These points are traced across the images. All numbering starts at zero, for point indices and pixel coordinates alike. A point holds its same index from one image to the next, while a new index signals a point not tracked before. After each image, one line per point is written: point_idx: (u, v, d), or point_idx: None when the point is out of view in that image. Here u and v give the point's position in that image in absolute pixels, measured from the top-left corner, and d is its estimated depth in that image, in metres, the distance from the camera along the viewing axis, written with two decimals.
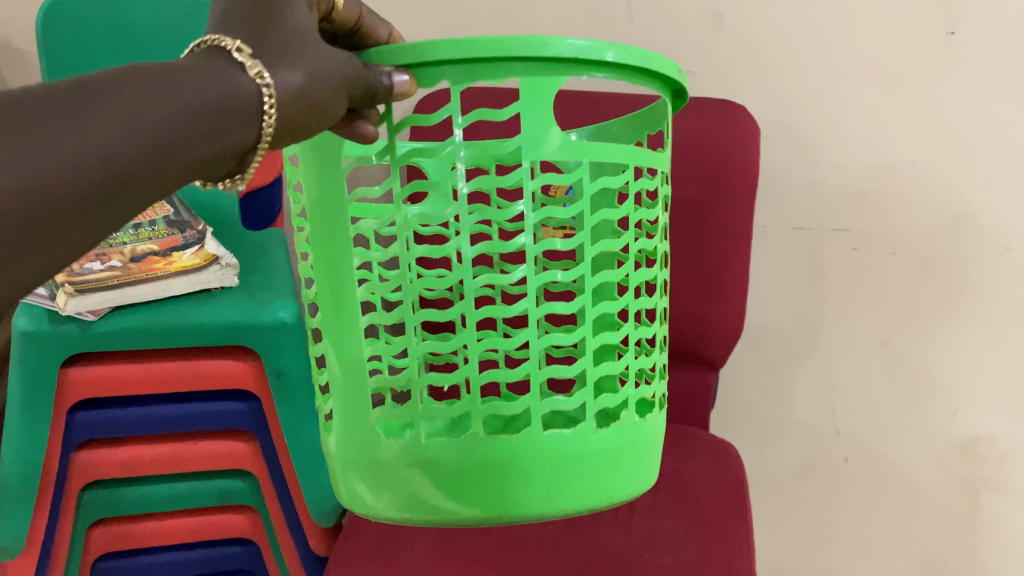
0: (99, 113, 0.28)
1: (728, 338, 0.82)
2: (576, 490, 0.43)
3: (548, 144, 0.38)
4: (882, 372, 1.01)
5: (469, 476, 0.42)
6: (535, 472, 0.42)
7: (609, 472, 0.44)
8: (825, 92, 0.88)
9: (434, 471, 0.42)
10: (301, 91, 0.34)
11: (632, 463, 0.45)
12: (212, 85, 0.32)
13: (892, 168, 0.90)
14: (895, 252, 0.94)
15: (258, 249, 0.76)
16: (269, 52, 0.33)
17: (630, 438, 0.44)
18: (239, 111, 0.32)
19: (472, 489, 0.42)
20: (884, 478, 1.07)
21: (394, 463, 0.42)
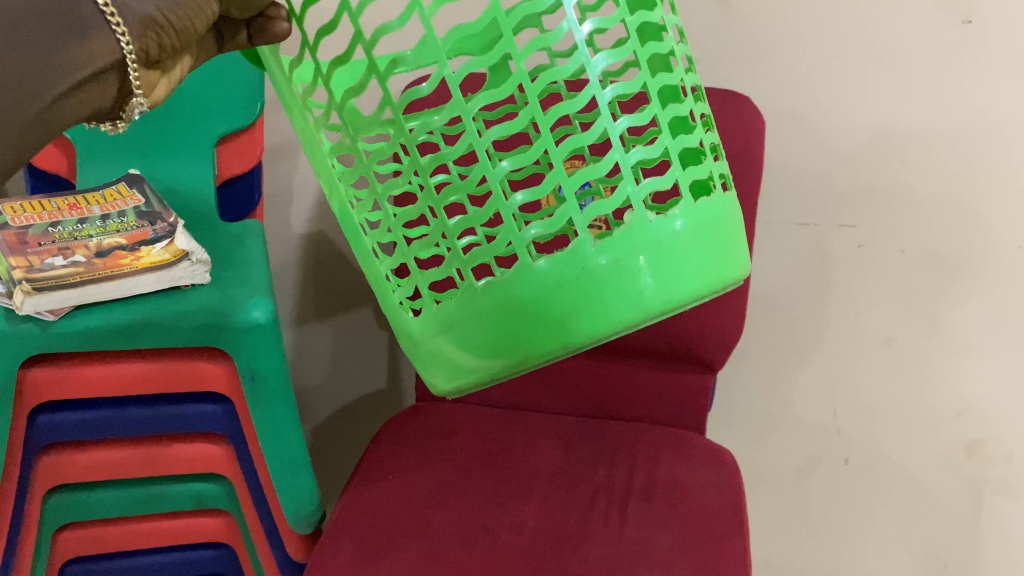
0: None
1: (728, 339, 0.79)
2: (598, 313, 0.35)
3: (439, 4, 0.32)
4: (886, 372, 0.98)
5: (481, 320, 0.37)
6: (544, 306, 0.35)
7: (641, 285, 0.35)
8: (834, 81, 0.83)
9: (455, 332, 0.38)
10: (140, 2, 0.38)
11: (686, 256, 0.36)
12: (67, 20, 0.37)
13: (903, 162, 0.86)
14: (903, 249, 0.90)
15: (233, 242, 0.71)
16: None
17: (657, 245, 0.35)
18: (83, 25, 0.37)
19: (490, 336, 0.37)
20: (886, 479, 1.04)
21: (425, 331, 0.40)
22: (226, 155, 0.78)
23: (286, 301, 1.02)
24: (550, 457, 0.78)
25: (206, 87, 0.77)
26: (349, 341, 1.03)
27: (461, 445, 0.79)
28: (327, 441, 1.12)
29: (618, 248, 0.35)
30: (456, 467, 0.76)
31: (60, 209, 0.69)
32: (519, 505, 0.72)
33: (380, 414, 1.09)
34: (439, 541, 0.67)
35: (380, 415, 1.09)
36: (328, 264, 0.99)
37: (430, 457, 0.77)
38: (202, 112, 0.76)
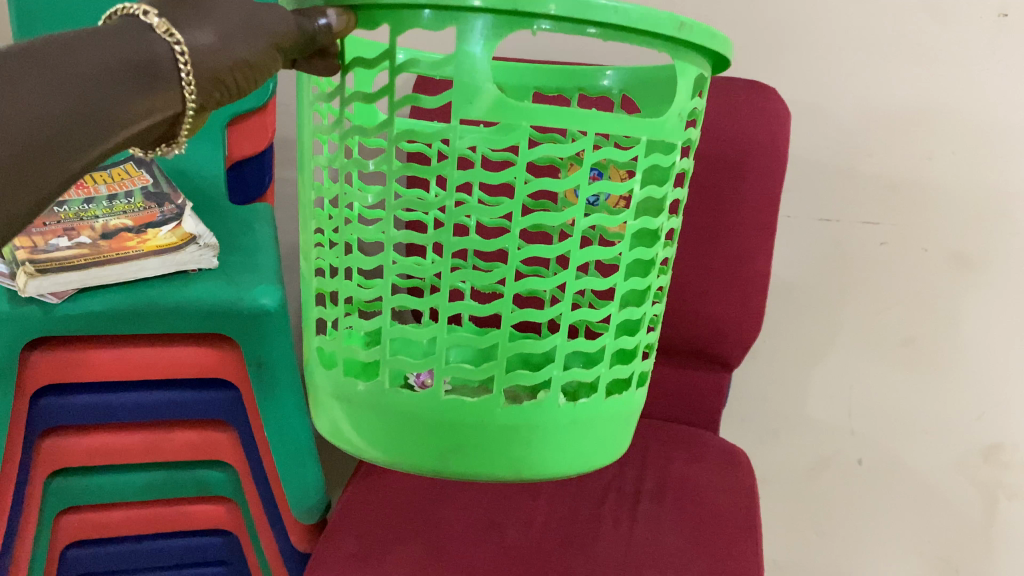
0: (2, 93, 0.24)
1: (745, 337, 0.77)
2: (469, 456, 0.39)
3: (480, 107, 0.33)
4: (904, 372, 0.96)
5: (376, 415, 0.39)
6: (434, 433, 0.38)
7: (514, 448, 0.39)
8: (861, 74, 0.81)
9: (349, 410, 0.40)
10: (214, 56, 0.30)
11: (563, 434, 0.40)
12: (127, 74, 0.28)
13: (931, 159, 0.83)
14: (927, 248, 0.88)
15: (242, 227, 0.70)
16: (181, 13, 0.30)
17: (545, 420, 0.39)
18: (153, 73, 0.29)
19: (378, 429, 0.39)
20: (899, 481, 1.02)
21: (323, 387, 0.41)
22: (236, 136, 0.76)
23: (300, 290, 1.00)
24: None
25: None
26: None
27: None
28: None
29: (519, 415, 0.38)
30: None
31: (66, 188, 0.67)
32: (527, 502, 0.70)
33: None
34: (445, 537, 0.66)
35: None
36: None
37: None
38: None
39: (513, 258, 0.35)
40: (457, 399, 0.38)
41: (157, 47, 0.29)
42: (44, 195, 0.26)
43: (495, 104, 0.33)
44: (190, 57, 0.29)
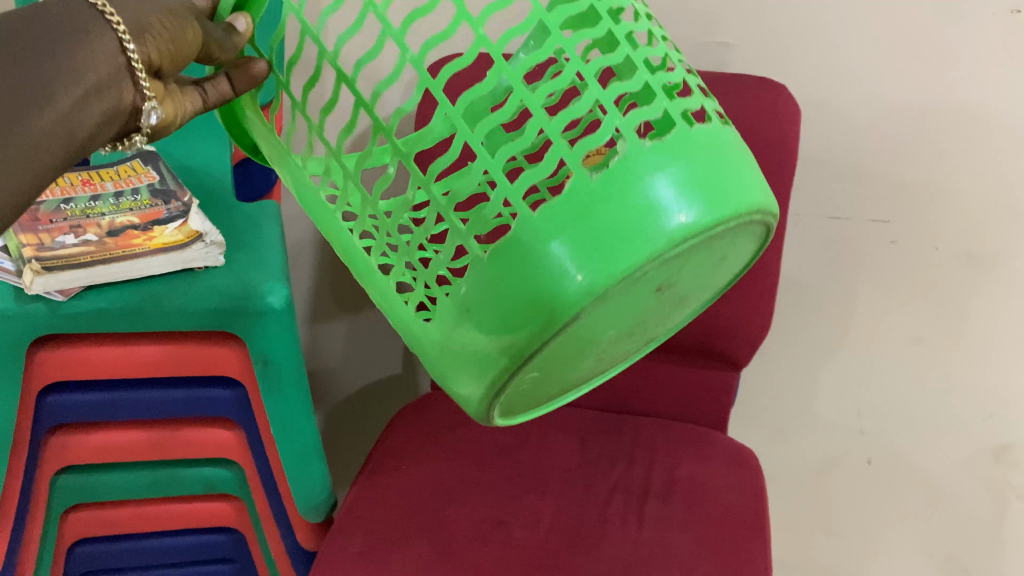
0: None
1: (753, 336, 0.76)
2: (602, 256, 0.29)
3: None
4: (915, 371, 0.95)
5: (488, 301, 0.32)
6: (564, 263, 0.30)
7: (636, 214, 0.29)
8: (872, 71, 0.80)
9: (472, 321, 0.33)
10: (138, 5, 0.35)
11: (680, 180, 0.30)
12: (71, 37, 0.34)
13: (943, 156, 0.82)
14: (937, 246, 0.87)
15: (249, 223, 0.70)
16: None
17: (654, 170, 0.30)
18: (81, 31, 0.34)
19: (499, 310, 0.32)
20: (908, 480, 1.02)
21: (439, 341, 0.35)
22: None
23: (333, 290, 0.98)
24: (567, 451, 0.76)
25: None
26: (365, 325, 1.01)
27: (474, 436, 0.78)
28: (339, 424, 1.11)
29: (622, 177, 0.29)
30: (471, 458, 0.74)
31: (73, 185, 0.67)
32: (534, 501, 0.70)
33: (395, 398, 1.08)
34: (451, 536, 0.65)
35: (401, 397, 1.07)
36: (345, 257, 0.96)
37: (444, 447, 0.76)
38: None
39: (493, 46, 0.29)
40: (533, 214, 0.30)
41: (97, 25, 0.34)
42: (58, 149, 0.35)
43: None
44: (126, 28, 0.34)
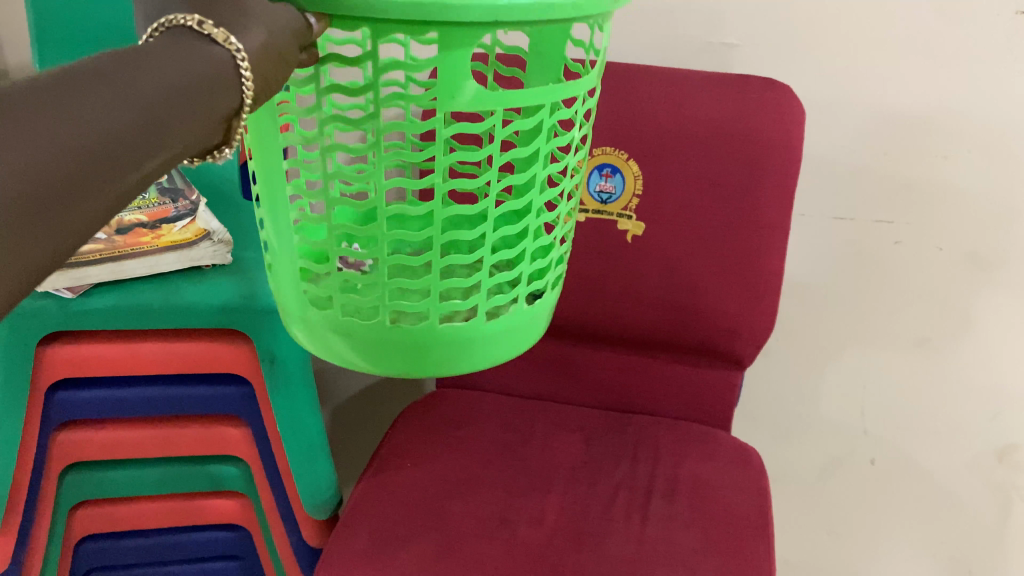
0: (86, 88, 0.24)
1: (758, 335, 0.77)
2: (467, 360, 0.45)
3: (462, 95, 0.37)
4: (917, 371, 0.95)
5: (386, 347, 0.43)
6: (435, 349, 0.43)
7: (499, 345, 0.46)
8: (877, 72, 0.80)
9: (351, 341, 0.43)
10: (257, 30, 0.30)
11: (517, 328, 0.46)
12: (177, 51, 0.27)
13: (947, 157, 0.83)
14: (941, 247, 0.87)
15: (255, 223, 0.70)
16: (227, 15, 0.29)
17: (516, 320, 0.45)
18: (214, 81, 0.28)
19: (388, 355, 0.43)
20: (912, 481, 1.02)
21: (318, 323, 0.43)
22: None
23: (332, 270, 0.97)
24: (571, 450, 0.77)
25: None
26: None
27: (478, 435, 0.78)
28: (343, 423, 1.12)
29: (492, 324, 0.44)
30: (476, 457, 0.75)
31: None
32: (538, 499, 0.70)
33: (400, 397, 1.08)
34: (456, 533, 0.66)
35: (405, 396, 1.08)
36: None
37: (448, 446, 0.76)
38: None
39: (492, 189, 0.39)
40: (448, 326, 0.43)
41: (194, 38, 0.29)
42: None
43: (476, 93, 0.37)
44: (248, 55, 0.29)
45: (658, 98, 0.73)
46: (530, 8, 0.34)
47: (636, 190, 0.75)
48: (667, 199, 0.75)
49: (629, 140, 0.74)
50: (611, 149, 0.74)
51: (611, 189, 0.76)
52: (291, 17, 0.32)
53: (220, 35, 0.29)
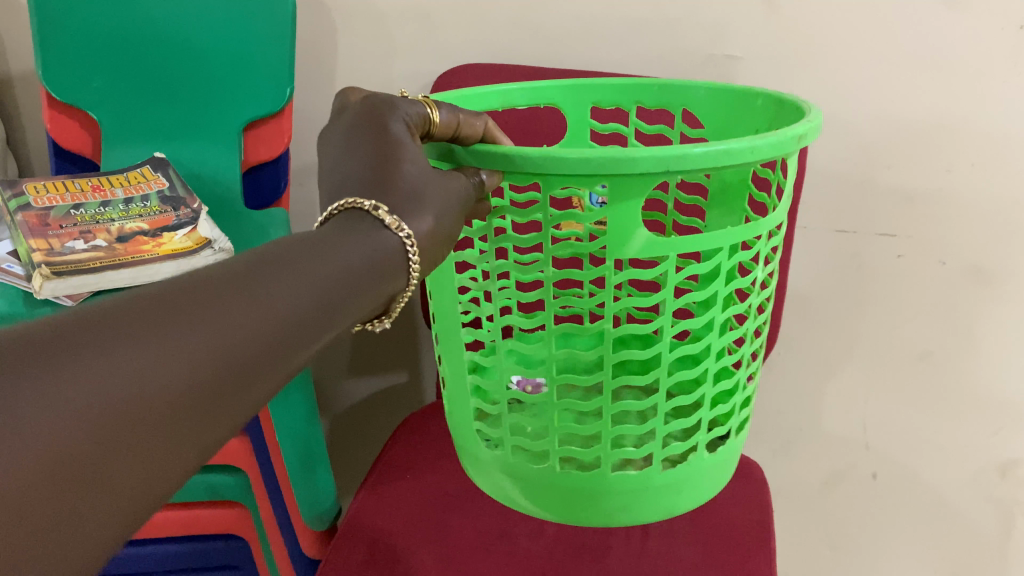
0: (275, 278, 0.35)
1: (761, 348, 0.76)
2: (635, 511, 0.59)
3: (636, 242, 0.47)
4: (919, 384, 0.95)
5: (552, 488, 0.59)
6: (605, 496, 0.58)
7: (669, 496, 0.59)
8: (880, 85, 0.80)
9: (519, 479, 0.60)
10: (423, 221, 0.41)
11: (684, 476, 0.59)
12: (346, 244, 0.38)
13: (951, 171, 0.82)
14: (944, 261, 0.87)
15: (257, 233, 0.70)
16: (401, 205, 0.41)
17: (688, 470, 0.59)
18: (378, 258, 0.39)
19: (555, 498, 0.59)
20: (914, 496, 1.01)
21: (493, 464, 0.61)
22: (251, 141, 0.76)
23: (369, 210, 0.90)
24: None
25: (250, 101, 0.73)
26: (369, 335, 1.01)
27: None
28: (342, 432, 1.11)
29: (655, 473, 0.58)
30: None
31: (83, 191, 0.67)
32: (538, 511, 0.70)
33: (398, 406, 1.07)
34: (457, 546, 0.65)
35: (403, 408, 1.06)
36: None
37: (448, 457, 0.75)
38: (237, 102, 0.73)
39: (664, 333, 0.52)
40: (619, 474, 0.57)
41: (370, 221, 0.40)
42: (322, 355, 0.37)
43: (648, 240, 0.47)
44: (415, 240, 0.41)
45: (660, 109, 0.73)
46: (735, 156, 0.42)
47: None
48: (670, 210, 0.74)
49: None
50: None
51: None
52: (461, 188, 0.43)
53: (392, 223, 0.40)
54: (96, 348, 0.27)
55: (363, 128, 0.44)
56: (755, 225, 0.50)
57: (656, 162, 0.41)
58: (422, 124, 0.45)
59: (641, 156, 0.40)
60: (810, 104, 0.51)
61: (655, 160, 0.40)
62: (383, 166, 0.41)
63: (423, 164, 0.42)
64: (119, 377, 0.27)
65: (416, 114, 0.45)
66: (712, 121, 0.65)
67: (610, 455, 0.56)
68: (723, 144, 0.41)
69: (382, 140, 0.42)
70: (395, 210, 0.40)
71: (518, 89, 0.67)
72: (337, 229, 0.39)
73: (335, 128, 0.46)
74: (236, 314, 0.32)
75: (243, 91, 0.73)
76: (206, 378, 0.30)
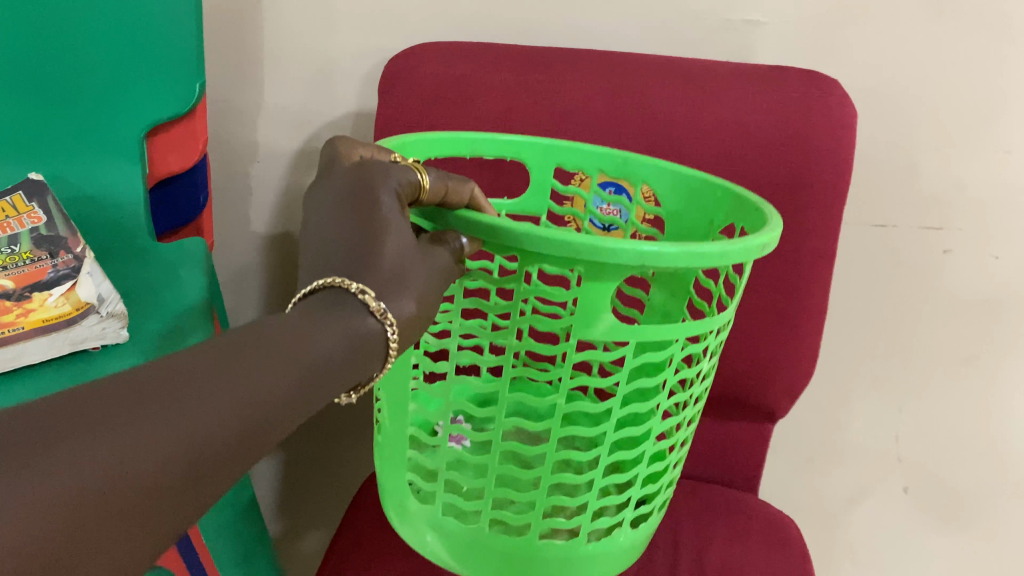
0: (263, 356, 0.29)
1: (795, 384, 0.63)
2: None
3: (598, 324, 0.36)
4: (961, 392, 0.83)
5: (478, 548, 0.44)
6: (531, 564, 0.44)
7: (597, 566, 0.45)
8: (932, 51, 0.65)
9: (439, 532, 0.44)
10: (407, 302, 0.32)
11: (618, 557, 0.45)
12: (340, 311, 0.31)
13: (1012, 152, 0.69)
14: (997, 256, 0.74)
15: (162, 275, 0.54)
16: (387, 284, 0.32)
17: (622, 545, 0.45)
18: (360, 342, 0.31)
19: (482, 558, 0.44)
20: (950, 512, 0.90)
21: (417, 515, 0.45)
22: (158, 150, 0.60)
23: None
24: None
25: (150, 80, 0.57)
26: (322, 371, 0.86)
27: None
28: None
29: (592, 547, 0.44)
30: None
31: None
32: None
33: (365, 443, 0.87)
34: None
35: (371, 447, 0.86)
36: None
37: None
38: (132, 84, 0.57)
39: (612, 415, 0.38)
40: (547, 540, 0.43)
41: (353, 304, 0.31)
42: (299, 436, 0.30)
43: (612, 325, 0.36)
44: (398, 327, 0.32)
45: (673, 98, 0.57)
46: (710, 255, 0.33)
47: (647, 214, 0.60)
48: None
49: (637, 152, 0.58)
50: None
51: None
52: (445, 264, 0.34)
53: (373, 307, 0.31)
54: (48, 452, 0.23)
55: (342, 207, 0.34)
56: (716, 318, 0.39)
57: (623, 256, 0.32)
58: (412, 192, 0.35)
59: (614, 247, 0.32)
60: (775, 210, 0.42)
61: (617, 256, 0.32)
62: (367, 241, 0.32)
63: (412, 232, 0.34)
64: (61, 470, 0.23)
65: (406, 182, 0.35)
66: (674, 208, 0.53)
67: (545, 524, 0.42)
68: (702, 252, 0.33)
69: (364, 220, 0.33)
70: (383, 295, 0.31)
71: (482, 140, 0.53)
72: (319, 304, 0.31)
73: (315, 193, 0.36)
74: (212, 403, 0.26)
75: (136, 71, 0.57)
76: (162, 479, 0.25)
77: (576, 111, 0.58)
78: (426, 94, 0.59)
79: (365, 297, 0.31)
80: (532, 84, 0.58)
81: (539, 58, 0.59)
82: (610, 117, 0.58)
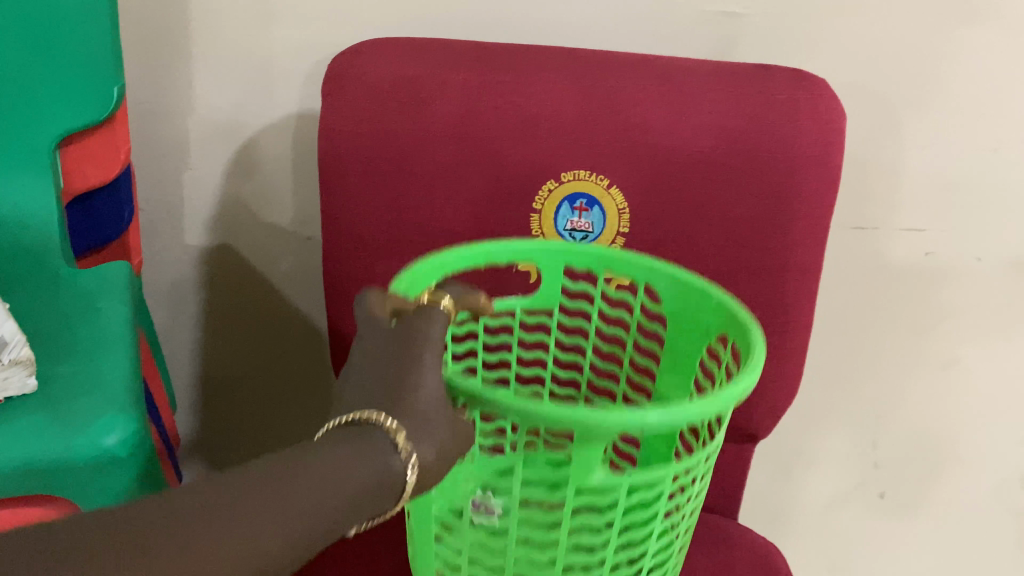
0: (271, 491, 0.30)
1: (779, 404, 0.59)
2: None
3: (594, 475, 0.36)
4: (940, 396, 0.80)
5: None
6: None
7: None
8: (919, 43, 0.61)
9: None
10: (420, 445, 0.33)
11: None
12: (356, 453, 0.32)
13: (1000, 149, 0.66)
14: (980, 257, 0.71)
15: (81, 308, 0.48)
16: (405, 422, 0.33)
17: None
18: (372, 484, 0.32)
19: None
20: (928, 517, 0.87)
21: None
22: (72, 159, 0.53)
23: (276, 208, 0.66)
24: None
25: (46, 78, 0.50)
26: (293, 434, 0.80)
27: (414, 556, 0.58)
28: None
29: None
30: None
31: None
32: None
33: None
34: None
35: None
36: (252, 278, 0.69)
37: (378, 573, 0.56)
38: (27, 85, 0.50)
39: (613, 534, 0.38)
40: None
41: (380, 439, 0.32)
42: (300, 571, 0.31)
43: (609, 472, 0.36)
44: (416, 466, 0.32)
45: (649, 100, 0.52)
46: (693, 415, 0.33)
47: (620, 227, 0.55)
48: (662, 234, 0.55)
49: (610, 159, 0.53)
50: (587, 172, 0.53)
51: (586, 227, 0.55)
52: (462, 427, 0.35)
53: (400, 445, 0.32)
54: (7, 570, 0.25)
55: (383, 346, 0.36)
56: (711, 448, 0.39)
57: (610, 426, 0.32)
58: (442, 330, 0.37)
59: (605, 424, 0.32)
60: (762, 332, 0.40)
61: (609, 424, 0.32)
62: (395, 377, 0.34)
63: (445, 390, 0.35)
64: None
65: (434, 320, 0.37)
66: (674, 309, 0.49)
67: None
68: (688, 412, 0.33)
69: (401, 355, 0.35)
70: (411, 441, 0.32)
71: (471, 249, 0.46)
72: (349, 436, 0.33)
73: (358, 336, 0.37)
74: (194, 536, 0.28)
75: (30, 69, 0.50)
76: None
77: (543, 116, 0.52)
78: (376, 97, 0.53)
79: (395, 432, 0.32)
80: (493, 83, 0.52)
81: (501, 57, 0.54)
82: (578, 118, 0.52)
